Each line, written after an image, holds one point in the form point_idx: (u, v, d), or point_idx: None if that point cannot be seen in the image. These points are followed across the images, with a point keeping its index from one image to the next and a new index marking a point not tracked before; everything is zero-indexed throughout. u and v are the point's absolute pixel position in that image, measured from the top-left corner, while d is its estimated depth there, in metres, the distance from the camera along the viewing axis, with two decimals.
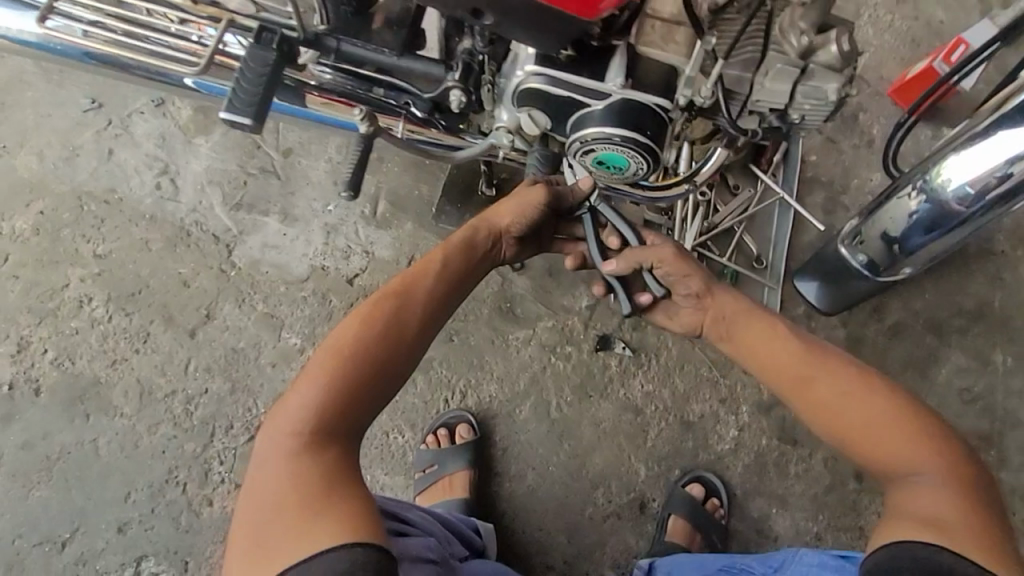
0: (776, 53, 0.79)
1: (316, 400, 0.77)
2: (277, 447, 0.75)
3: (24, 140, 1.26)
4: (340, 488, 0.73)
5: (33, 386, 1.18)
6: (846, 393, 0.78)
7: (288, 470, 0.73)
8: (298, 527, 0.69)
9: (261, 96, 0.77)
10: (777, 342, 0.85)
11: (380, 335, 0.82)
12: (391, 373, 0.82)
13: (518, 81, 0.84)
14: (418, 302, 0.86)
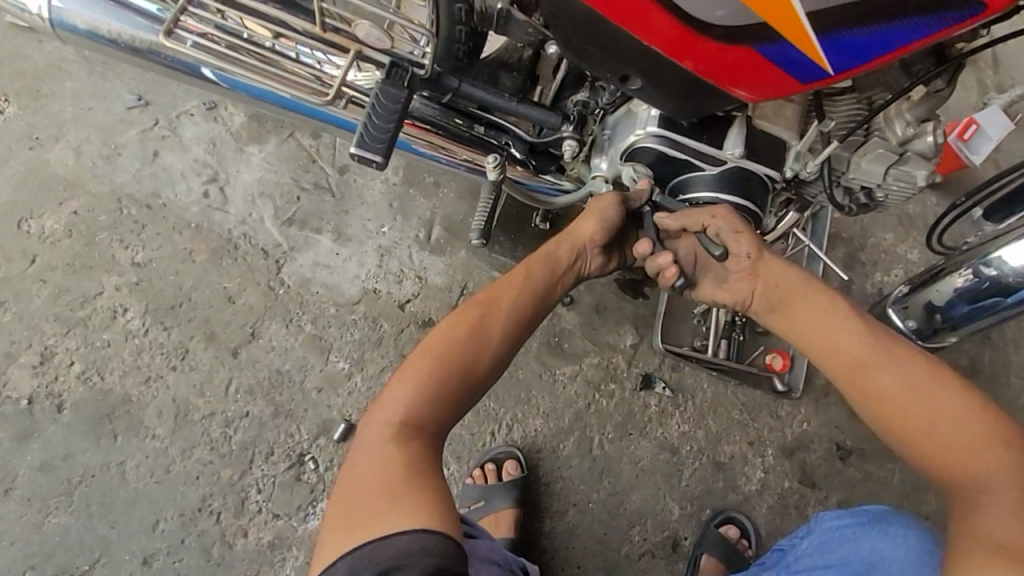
0: (879, 139, 0.85)
1: (409, 398, 0.74)
2: (369, 442, 0.72)
3: (61, 133, 1.19)
4: (423, 481, 0.70)
5: (56, 402, 1.09)
6: (907, 385, 0.71)
7: (376, 465, 0.70)
8: (381, 511, 0.66)
9: (392, 132, 0.77)
10: (835, 321, 0.78)
11: (470, 337, 0.79)
12: (479, 377, 0.79)
13: (635, 139, 0.86)
14: (507, 308, 0.83)
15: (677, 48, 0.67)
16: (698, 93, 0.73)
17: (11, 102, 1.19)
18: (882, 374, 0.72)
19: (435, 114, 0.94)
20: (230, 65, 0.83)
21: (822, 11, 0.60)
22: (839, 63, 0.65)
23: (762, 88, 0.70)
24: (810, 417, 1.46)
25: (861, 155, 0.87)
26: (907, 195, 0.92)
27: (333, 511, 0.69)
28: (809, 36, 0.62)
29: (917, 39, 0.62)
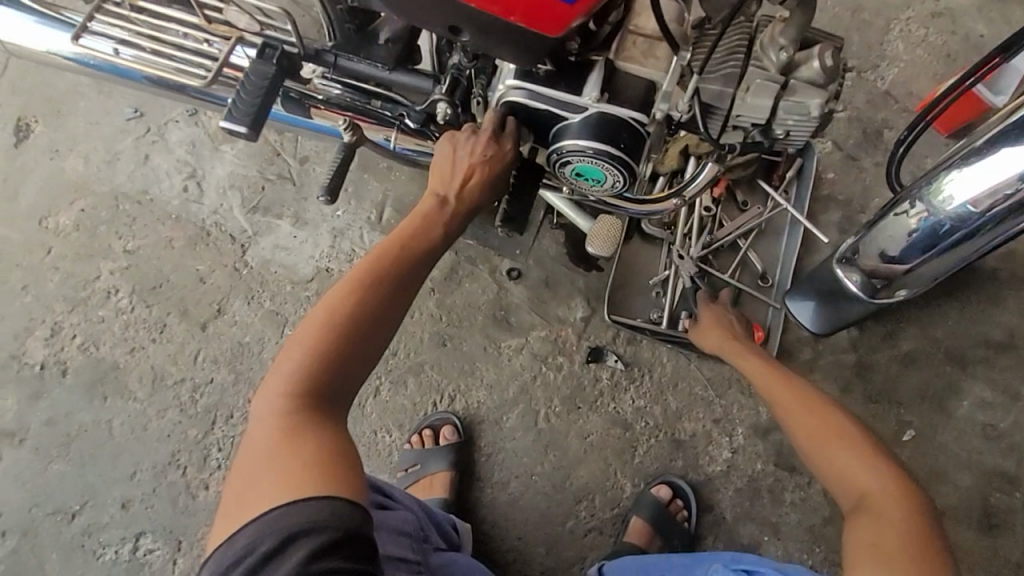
0: (756, 69, 0.79)
1: (298, 366, 0.76)
2: (263, 421, 0.74)
3: (74, 145, 1.41)
4: (322, 449, 0.72)
5: (61, 367, 1.29)
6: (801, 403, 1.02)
7: (271, 439, 0.72)
8: (279, 478, 0.68)
9: (258, 105, 0.86)
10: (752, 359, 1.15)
11: (354, 302, 0.80)
12: (374, 338, 0.81)
13: (499, 95, 0.86)
14: (394, 270, 0.84)
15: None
16: (499, 32, 0.72)
17: (38, 122, 1.42)
18: (832, 447, 0.95)
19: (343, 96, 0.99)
20: (130, 61, 0.92)
21: None
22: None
23: (552, 19, 0.68)
24: None
25: (744, 88, 0.79)
26: (809, 128, 0.82)
27: (233, 484, 0.72)
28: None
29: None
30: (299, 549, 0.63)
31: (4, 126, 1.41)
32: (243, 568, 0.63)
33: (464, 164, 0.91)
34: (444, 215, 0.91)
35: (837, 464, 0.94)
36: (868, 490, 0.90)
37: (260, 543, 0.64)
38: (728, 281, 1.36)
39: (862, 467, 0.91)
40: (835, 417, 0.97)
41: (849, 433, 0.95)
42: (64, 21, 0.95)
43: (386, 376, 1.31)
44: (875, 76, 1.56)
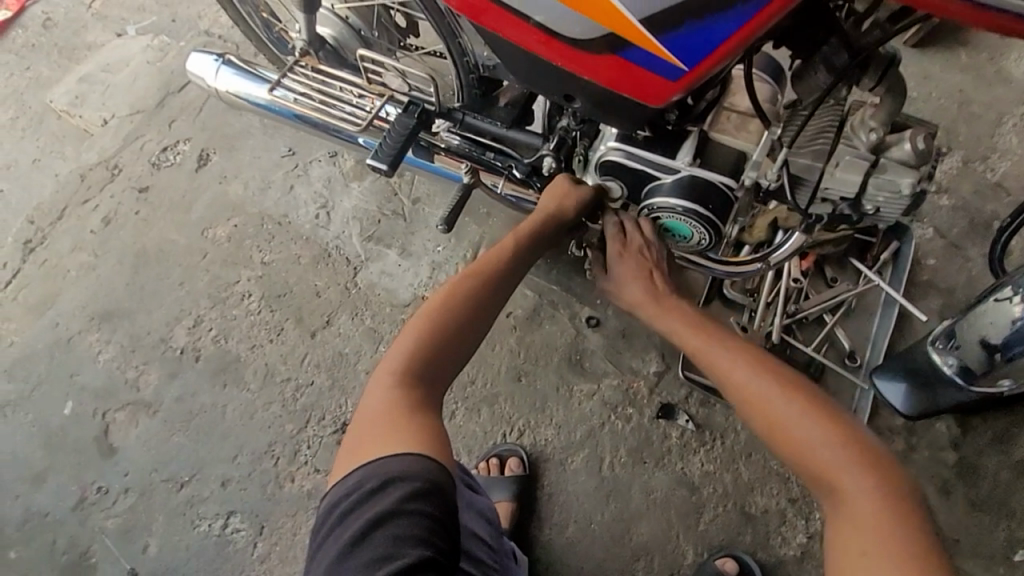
0: (846, 147, 0.85)
1: (405, 350, 0.86)
2: (371, 393, 0.84)
3: (239, 173, 1.72)
4: (422, 418, 0.81)
5: (195, 353, 1.51)
6: (762, 392, 0.83)
7: (379, 407, 0.81)
8: (382, 435, 0.78)
9: (398, 150, 1.04)
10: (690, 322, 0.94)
11: (465, 299, 0.90)
12: (472, 332, 0.90)
13: (599, 154, 0.97)
14: (495, 279, 0.94)
15: (545, 50, 0.79)
16: (603, 98, 0.83)
17: (215, 153, 1.75)
18: (804, 447, 0.78)
19: (463, 147, 1.14)
20: (309, 110, 1.14)
21: (656, 17, 0.69)
22: (689, 58, 0.72)
23: (652, 91, 0.77)
24: None
25: (833, 164, 0.86)
26: (901, 206, 0.86)
27: (347, 443, 0.82)
28: (647, 34, 0.71)
29: (742, 29, 0.68)
30: (399, 491, 0.72)
31: (191, 155, 1.75)
32: (352, 499, 0.73)
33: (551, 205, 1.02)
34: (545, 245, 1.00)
35: (792, 440, 0.79)
36: (825, 462, 0.76)
37: (368, 482, 0.73)
38: (812, 356, 1.33)
39: (841, 462, 0.75)
40: (777, 380, 0.83)
41: (796, 392, 0.81)
42: (258, 75, 1.18)
43: (463, 402, 1.39)
44: (982, 169, 1.54)
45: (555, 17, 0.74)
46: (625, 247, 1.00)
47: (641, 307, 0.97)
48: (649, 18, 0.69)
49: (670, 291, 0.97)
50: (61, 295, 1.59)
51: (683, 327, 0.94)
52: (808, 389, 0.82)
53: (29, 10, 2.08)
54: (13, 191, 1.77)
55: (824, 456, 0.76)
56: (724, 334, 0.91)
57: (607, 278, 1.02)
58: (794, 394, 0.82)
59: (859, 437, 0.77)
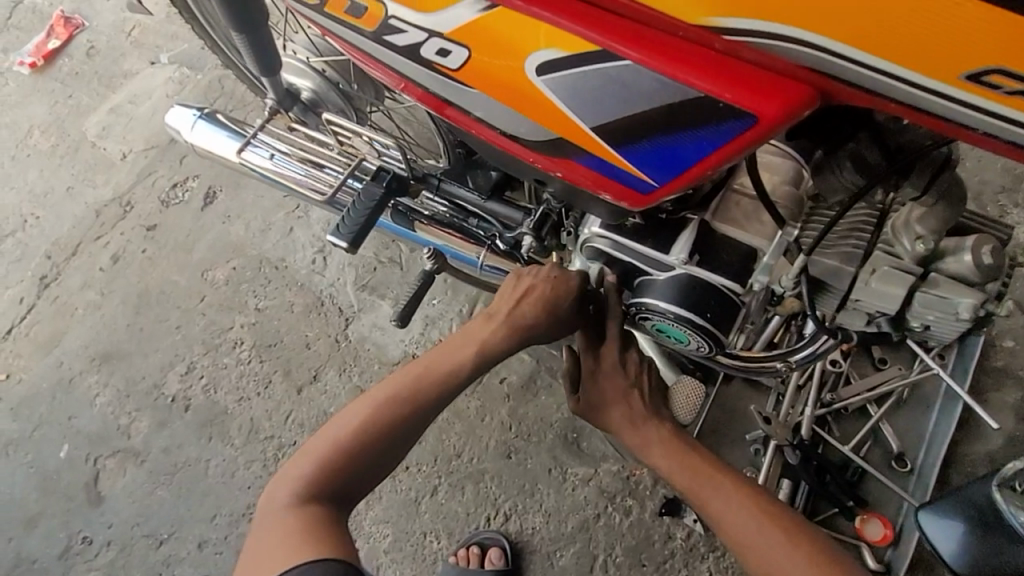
0: (884, 253, 0.68)
1: (319, 459, 0.79)
2: (277, 501, 0.77)
3: (242, 213, 1.69)
4: (332, 528, 0.75)
5: (185, 403, 1.48)
6: (760, 542, 0.77)
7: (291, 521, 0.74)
8: (296, 544, 0.72)
9: (362, 225, 0.94)
10: (675, 454, 0.85)
11: (389, 399, 0.84)
12: (398, 436, 0.83)
13: (583, 239, 0.83)
14: (427, 381, 0.86)
15: (508, 143, 0.70)
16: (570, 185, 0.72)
17: (221, 191, 1.72)
18: None
19: (445, 212, 1.03)
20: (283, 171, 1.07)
21: (614, 127, 0.61)
22: (658, 173, 0.64)
23: (625, 197, 0.68)
24: None
25: (867, 272, 0.69)
26: (955, 328, 0.69)
27: (246, 557, 0.74)
28: (605, 145, 0.63)
29: (716, 151, 0.59)
30: None
31: (198, 192, 1.74)
32: None
33: (526, 289, 0.90)
34: (487, 336, 0.89)
35: None
36: None
37: None
38: (850, 455, 1.12)
39: None
40: (774, 525, 0.78)
41: (795, 538, 0.77)
42: (229, 130, 1.12)
43: (446, 477, 1.28)
44: None
45: (501, 114, 0.66)
46: (598, 364, 0.90)
47: (618, 435, 0.89)
48: (604, 127, 0.61)
49: (648, 417, 0.88)
50: (67, 333, 1.61)
51: (668, 460, 0.85)
52: (807, 533, 0.77)
53: (77, 38, 2.06)
54: (48, 221, 1.78)
55: None
56: (712, 469, 0.84)
57: (581, 397, 0.91)
58: (793, 540, 0.76)
59: None
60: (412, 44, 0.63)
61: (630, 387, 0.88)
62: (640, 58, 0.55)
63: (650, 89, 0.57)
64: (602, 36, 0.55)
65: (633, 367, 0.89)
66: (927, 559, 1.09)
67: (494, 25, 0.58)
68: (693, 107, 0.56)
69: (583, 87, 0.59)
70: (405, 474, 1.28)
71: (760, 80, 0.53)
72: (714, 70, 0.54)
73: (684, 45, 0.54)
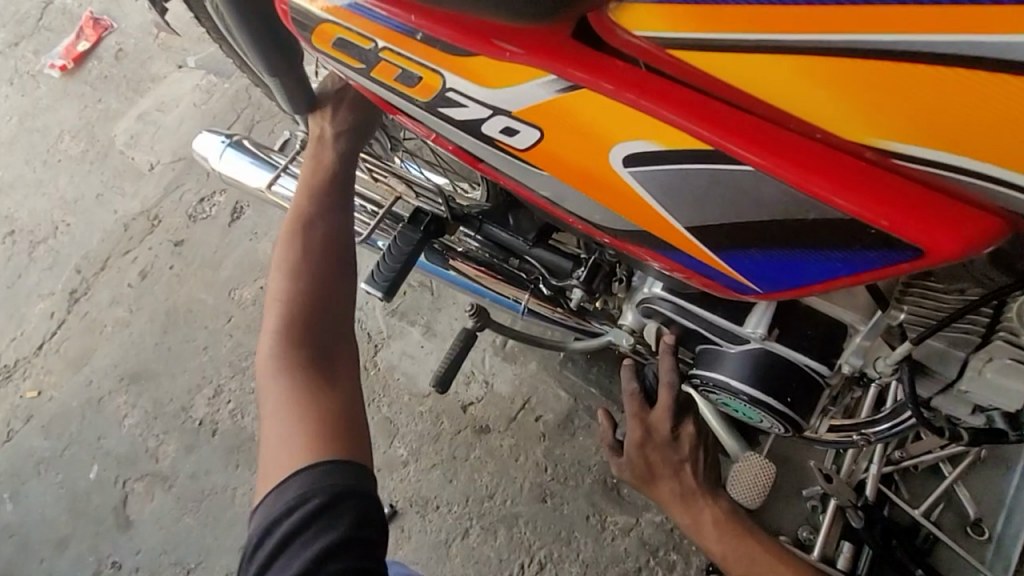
0: (1004, 342, 0.58)
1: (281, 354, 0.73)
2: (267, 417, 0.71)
3: (270, 230, 1.65)
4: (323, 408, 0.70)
5: (212, 427, 1.46)
6: None
7: (278, 429, 0.69)
8: (296, 439, 0.67)
9: (398, 271, 0.88)
10: (731, 537, 0.75)
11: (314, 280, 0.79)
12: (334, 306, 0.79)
13: (641, 299, 0.75)
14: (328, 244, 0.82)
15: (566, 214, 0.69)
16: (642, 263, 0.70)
17: (249, 207, 1.69)
18: None
19: (482, 250, 0.96)
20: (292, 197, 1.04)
21: (720, 231, 0.58)
22: (764, 281, 0.60)
23: (714, 289, 0.65)
24: None
25: (981, 362, 0.59)
26: None
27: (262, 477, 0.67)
28: (699, 245, 0.60)
29: (849, 274, 0.55)
30: (324, 517, 0.60)
31: (226, 207, 1.70)
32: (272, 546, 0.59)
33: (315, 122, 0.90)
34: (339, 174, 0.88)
35: None
36: None
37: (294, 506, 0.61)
38: (920, 520, 1.02)
39: None
40: None
41: None
42: (258, 158, 1.07)
43: (479, 519, 1.22)
44: None
45: (576, 200, 0.63)
46: (649, 435, 0.79)
47: (665, 507, 0.79)
48: (702, 227, 0.58)
49: (700, 494, 0.77)
50: (97, 351, 1.59)
51: (723, 542, 0.74)
52: None
53: (105, 42, 2.03)
54: (75, 233, 1.77)
55: None
56: (779, 563, 0.73)
57: (626, 466, 0.82)
58: None
59: None
60: (473, 119, 0.61)
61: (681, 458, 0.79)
62: (765, 164, 0.51)
63: (771, 197, 0.53)
64: (714, 137, 0.51)
65: (687, 438, 0.79)
66: None
67: (576, 109, 0.55)
68: (827, 224, 0.52)
69: (679, 181, 0.55)
70: (436, 514, 1.23)
71: (922, 208, 0.48)
72: (861, 187, 0.49)
73: (826, 157, 0.50)
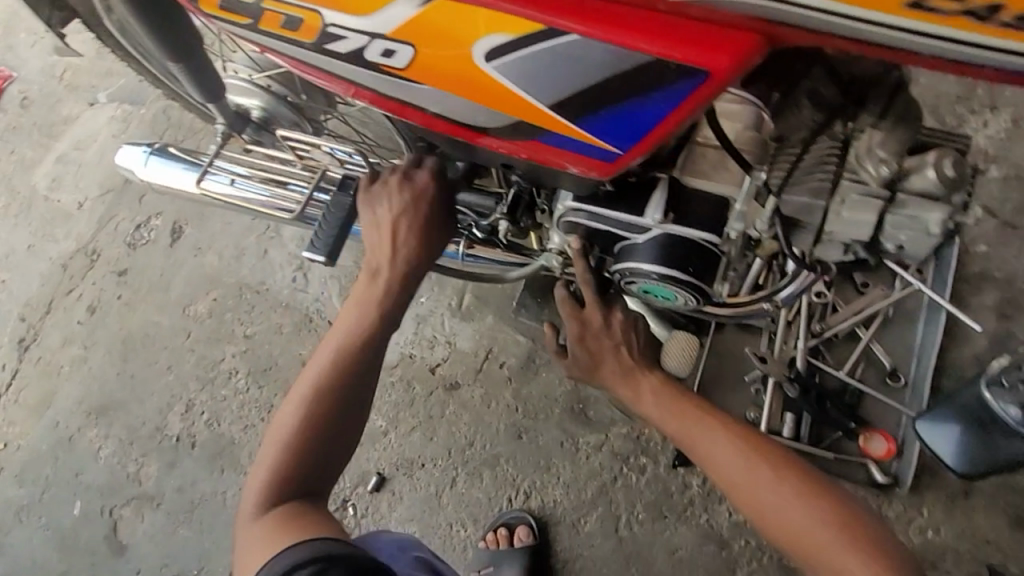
0: (851, 182, 0.69)
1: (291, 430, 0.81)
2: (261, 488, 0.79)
3: (212, 242, 1.65)
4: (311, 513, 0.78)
5: (190, 440, 1.47)
6: (757, 481, 0.76)
7: (268, 510, 0.78)
8: (283, 527, 0.75)
9: (336, 237, 0.94)
10: (669, 407, 0.84)
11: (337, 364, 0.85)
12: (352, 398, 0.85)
13: (558, 214, 0.83)
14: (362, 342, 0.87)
15: (460, 131, 0.73)
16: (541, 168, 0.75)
17: (188, 224, 1.69)
18: (803, 534, 0.73)
19: None
20: (222, 189, 1.07)
21: (570, 102, 0.63)
22: (619, 141, 0.65)
23: (594, 169, 0.69)
24: (938, 523, 1.11)
25: (838, 203, 0.70)
26: (928, 244, 0.72)
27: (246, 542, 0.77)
28: (561, 121, 0.65)
29: (673, 112, 0.60)
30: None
31: (164, 229, 1.70)
32: None
33: (387, 212, 0.91)
34: (393, 270, 0.91)
35: (790, 530, 0.74)
36: (824, 549, 0.72)
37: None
38: (846, 380, 1.16)
39: (843, 546, 0.71)
40: (768, 463, 0.77)
41: (787, 473, 0.76)
42: (183, 159, 1.10)
43: (463, 467, 1.30)
44: None
45: (458, 105, 0.68)
46: (587, 328, 0.89)
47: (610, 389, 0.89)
48: (559, 104, 0.63)
49: (640, 369, 0.87)
50: (57, 391, 1.58)
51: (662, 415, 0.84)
52: (793, 464, 0.77)
53: (6, 89, 1.98)
54: (12, 284, 1.73)
55: (824, 541, 0.72)
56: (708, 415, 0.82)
57: (572, 362, 0.91)
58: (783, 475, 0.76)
59: (855, 513, 0.74)
60: (354, 49, 0.66)
61: (616, 342, 0.88)
62: (586, 30, 0.57)
63: (598, 59, 0.58)
64: (544, 14, 0.57)
65: (621, 325, 0.89)
66: (932, 464, 1.14)
67: (431, 16, 0.61)
68: (644, 71, 0.58)
69: (531, 66, 0.60)
70: (422, 471, 1.29)
71: (707, 36, 0.54)
72: (660, 31, 0.55)
73: (632, 11, 0.56)
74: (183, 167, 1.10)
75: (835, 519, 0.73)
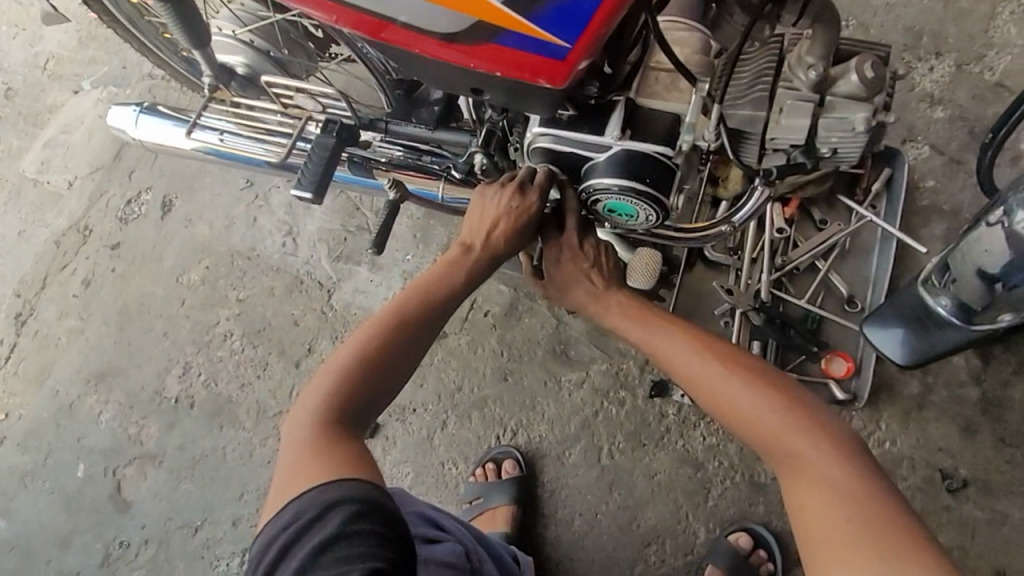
0: (786, 89, 0.78)
1: (338, 375, 0.82)
2: (300, 432, 0.78)
3: (202, 214, 1.70)
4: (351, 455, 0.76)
5: (189, 400, 1.53)
6: (717, 376, 0.84)
7: (300, 447, 0.77)
8: (316, 460, 0.74)
9: (321, 175, 0.99)
10: (643, 321, 0.92)
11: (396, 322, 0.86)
12: (400, 357, 0.85)
13: (529, 140, 0.89)
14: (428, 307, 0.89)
15: (428, 47, 0.76)
16: (506, 87, 0.79)
17: (177, 198, 1.73)
18: (756, 417, 0.80)
19: (404, 156, 1.08)
20: (212, 143, 1.12)
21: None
22: (569, 33, 0.70)
23: (553, 72, 0.74)
24: (894, 435, 1.20)
25: (777, 110, 0.77)
26: (858, 144, 0.80)
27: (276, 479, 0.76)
28: (517, 18, 0.70)
29: None
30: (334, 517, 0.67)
31: (155, 204, 1.74)
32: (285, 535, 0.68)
33: (491, 217, 0.94)
34: (469, 263, 0.93)
35: (750, 416, 0.81)
36: (776, 428, 0.79)
37: (303, 515, 0.68)
38: (807, 308, 1.23)
39: (797, 426, 0.78)
40: (725, 358, 0.85)
41: (740, 366, 0.84)
42: (173, 116, 1.15)
43: (453, 409, 1.36)
44: (978, 71, 1.38)
45: (424, 14, 0.72)
46: (560, 252, 0.97)
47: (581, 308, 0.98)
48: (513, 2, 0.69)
49: (608, 288, 0.96)
50: (56, 362, 1.62)
51: (636, 327, 0.92)
52: (747, 359, 0.85)
53: None
54: (7, 263, 1.77)
55: (775, 420, 0.79)
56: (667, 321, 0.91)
57: (547, 283, 1.00)
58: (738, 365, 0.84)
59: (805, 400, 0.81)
60: None
61: (587, 267, 0.96)
62: None
63: None
64: None
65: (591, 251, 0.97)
66: (888, 381, 1.23)
67: None
68: None
69: None
70: (413, 415, 1.36)
71: None
72: None
73: None
74: (173, 124, 1.15)
75: (786, 403, 0.80)
